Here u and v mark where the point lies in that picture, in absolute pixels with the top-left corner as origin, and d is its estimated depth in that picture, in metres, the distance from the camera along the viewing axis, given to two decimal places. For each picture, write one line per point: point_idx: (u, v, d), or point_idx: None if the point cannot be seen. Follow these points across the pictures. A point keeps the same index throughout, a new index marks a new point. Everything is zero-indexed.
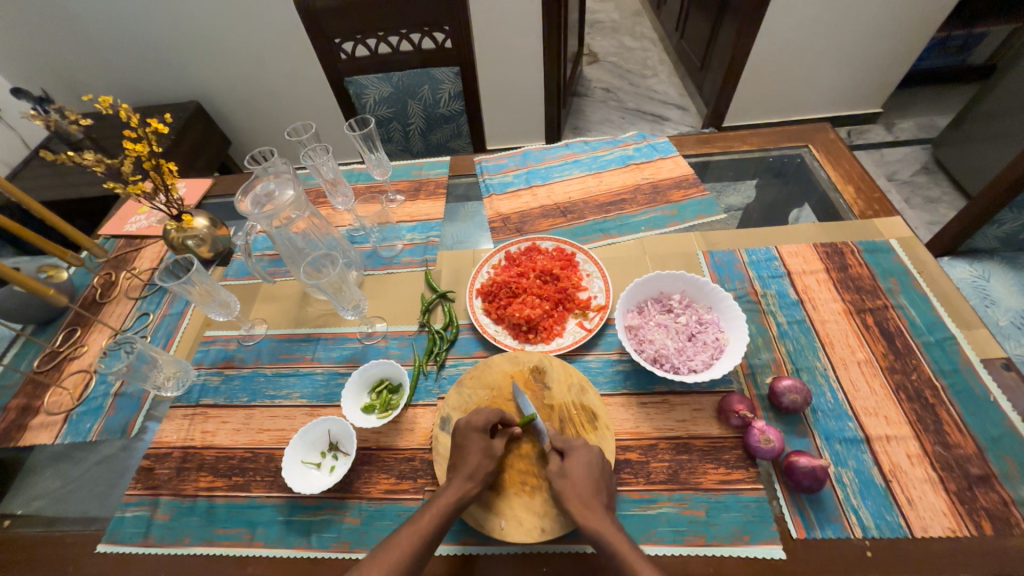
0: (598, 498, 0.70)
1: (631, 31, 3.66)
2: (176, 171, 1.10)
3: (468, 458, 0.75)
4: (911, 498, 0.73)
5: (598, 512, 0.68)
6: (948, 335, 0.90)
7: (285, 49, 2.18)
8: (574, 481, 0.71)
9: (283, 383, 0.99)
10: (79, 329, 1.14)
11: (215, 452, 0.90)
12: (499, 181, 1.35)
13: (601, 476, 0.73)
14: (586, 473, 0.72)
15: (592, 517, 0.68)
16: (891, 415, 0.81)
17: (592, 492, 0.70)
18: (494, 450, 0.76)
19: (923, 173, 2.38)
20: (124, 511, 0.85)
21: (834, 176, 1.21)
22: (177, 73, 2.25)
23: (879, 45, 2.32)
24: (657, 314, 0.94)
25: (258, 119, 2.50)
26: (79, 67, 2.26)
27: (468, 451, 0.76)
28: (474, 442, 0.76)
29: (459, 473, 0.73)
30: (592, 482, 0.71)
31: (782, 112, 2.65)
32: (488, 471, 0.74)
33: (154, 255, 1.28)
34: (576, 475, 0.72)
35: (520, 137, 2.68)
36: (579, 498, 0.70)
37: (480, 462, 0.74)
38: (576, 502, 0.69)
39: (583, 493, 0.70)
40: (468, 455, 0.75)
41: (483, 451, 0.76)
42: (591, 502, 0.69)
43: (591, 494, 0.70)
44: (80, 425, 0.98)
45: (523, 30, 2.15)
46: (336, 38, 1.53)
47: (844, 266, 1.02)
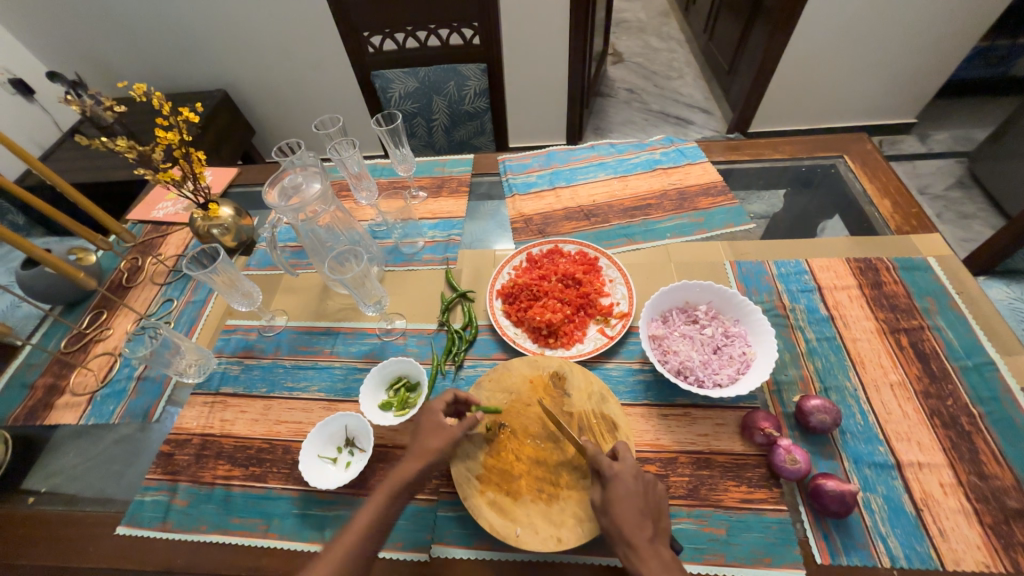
0: (652, 532, 0.66)
1: (658, 32, 3.60)
2: (204, 160, 1.11)
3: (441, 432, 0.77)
4: (943, 529, 0.70)
5: (655, 543, 0.65)
6: (987, 360, 0.86)
7: (312, 41, 2.18)
8: (632, 505, 0.67)
9: (302, 376, 0.99)
10: (104, 313, 1.16)
11: (233, 441, 0.91)
12: (522, 181, 1.33)
13: (653, 506, 0.69)
14: (640, 501, 0.68)
15: (646, 546, 0.64)
16: (924, 441, 0.79)
17: (643, 521, 0.67)
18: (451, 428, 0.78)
19: (957, 187, 2.30)
20: (143, 495, 0.86)
21: (870, 189, 1.17)
22: (206, 61, 2.28)
23: (917, 53, 2.24)
24: (682, 324, 0.92)
25: (282, 110, 2.52)
26: (112, 52, 2.30)
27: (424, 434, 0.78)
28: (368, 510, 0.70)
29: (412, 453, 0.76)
30: (644, 510, 0.68)
31: (811, 119, 2.59)
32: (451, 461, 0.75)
33: (179, 241, 1.30)
34: (631, 504, 0.68)
35: (540, 136, 2.66)
36: (632, 526, 0.66)
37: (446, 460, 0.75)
38: (631, 529, 0.65)
39: (634, 520, 0.66)
40: (422, 436, 0.77)
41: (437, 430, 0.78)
42: (648, 533, 0.66)
43: (646, 525, 0.66)
44: (103, 406, 0.99)
45: (550, 28, 2.12)
46: (364, 31, 1.53)
47: (878, 283, 0.99)
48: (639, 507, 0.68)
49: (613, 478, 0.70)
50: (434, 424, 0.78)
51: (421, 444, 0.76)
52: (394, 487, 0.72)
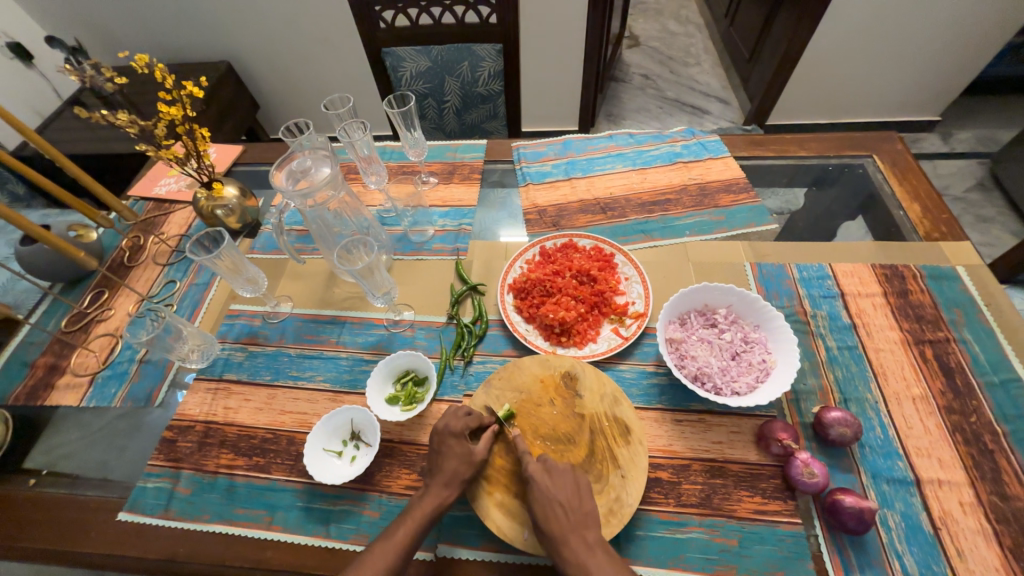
0: (576, 521, 0.67)
1: (676, 15, 3.48)
2: (209, 137, 1.06)
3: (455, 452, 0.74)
4: (960, 549, 0.69)
5: (579, 532, 0.66)
6: (1014, 377, 0.84)
7: (320, 13, 2.10)
8: (551, 503, 0.68)
9: (307, 365, 0.97)
10: (106, 292, 1.14)
11: (237, 430, 0.89)
12: (537, 170, 1.29)
13: (578, 499, 0.69)
14: (562, 492, 0.69)
15: (572, 540, 0.65)
16: (944, 457, 0.77)
17: (565, 514, 0.67)
18: (475, 455, 0.75)
19: (977, 190, 2.24)
20: (146, 481, 0.85)
21: (899, 191, 1.13)
22: (210, 30, 2.19)
23: (948, 48, 2.15)
24: (700, 328, 0.89)
25: (288, 84, 2.44)
26: (113, 19, 2.22)
27: (446, 455, 0.74)
28: (392, 541, 0.68)
29: (437, 478, 0.73)
30: (566, 504, 0.68)
31: (832, 113, 2.51)
32: (464, 477, 0.72)
33: (182, 221, 1.26)
34: (551, 495, 0.69)
35: (552, 121, 2.59)
36: (555, 522, 0.67)
37: (457, 467, 0.73)
38: (553, 527, 0.66)
39: (556, 517, 0.67)
40: (446, 458, 0.74)
41: (461, 455, 0.74)
42: (569, 524, 0.66)
43: (567, 518, 0.67)
44: (105, 389, 0.97)
45: (568, 8, 2.03)
46: (376, 5, 1.46)
47: (904, 292, 0.96)
48: (559, 499, 0.69)
49: (531, 481, 0.71)
50: (461, 449, 0.75)
51: (446, 470, 0.73)
52: (422, 519, 0.70)
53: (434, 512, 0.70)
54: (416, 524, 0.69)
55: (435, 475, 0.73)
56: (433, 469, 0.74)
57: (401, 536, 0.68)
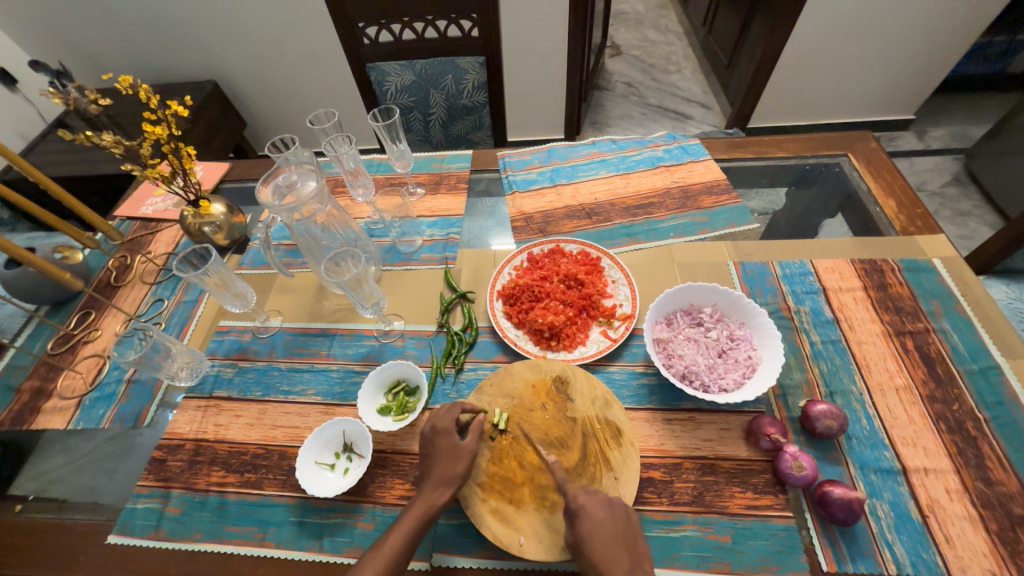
0: (630, 559, 0.65)
1: (656, 24, 3.56)
2: (194, 155, 1.08)
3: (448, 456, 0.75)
4: (948, 536, 0.70)
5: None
6: (992, 364, 0.86)
7: (305, 31, 2.13)
8: (603, 537, 0.66)
9: (298, 379, 0.97)
10: (93, 313, 1.13)
11: (228, 447, 0.88)
12: (522, 178, 1.30)
13: (627, 533, 0.67)
14: (613, 529, 0.67)
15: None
16: (930, 446, 0.78)
17: (619, 550, 0.65)
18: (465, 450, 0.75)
19: (954, 185, 2.30)
20: (135, 502, 0.84)
21: (875, 188, 1.16)
22: (195, 51, 2.21)
23: (918, 49, 2.23)
24: (686, 327, 0.91)
25: (275, 102, 2.46)
26: (97, 41, 2.23)
27: (438, 455, 0.75)
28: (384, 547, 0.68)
29: (430, 479, 0.74)
30: (618, 539, 0.66)
31: (810, 115, 2.57)
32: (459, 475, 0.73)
33: (169, 239, 1.26)
34: (603, 534, 0.66)
35: (538, 130, 2.62)
36: (610, 560, 0.64)
37: (450, 467, 0.74)
38: (608, 566, 0.63)
39: (610, 553, 0.64)
40: (438, 460, 0.75)
41: (451, 454, 0.75)
42: (624, 566, 0.64)
43: (622, 556, 0.65)
44: (92, 410, 0.96)
45: (549, 20, 2.08)
46: (359, 22, 1.48)
47: (883, 285, 0.98)
48: (611, 536, 0.66)
49: (581, 511, 0.68)
50: (450, 447, 0.75)
51: (439, 470, 0.74)
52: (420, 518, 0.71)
53: (425, 515, 0.71)
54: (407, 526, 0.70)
55: (427, 477, 0.74)
56: (425, 470, 0.75)
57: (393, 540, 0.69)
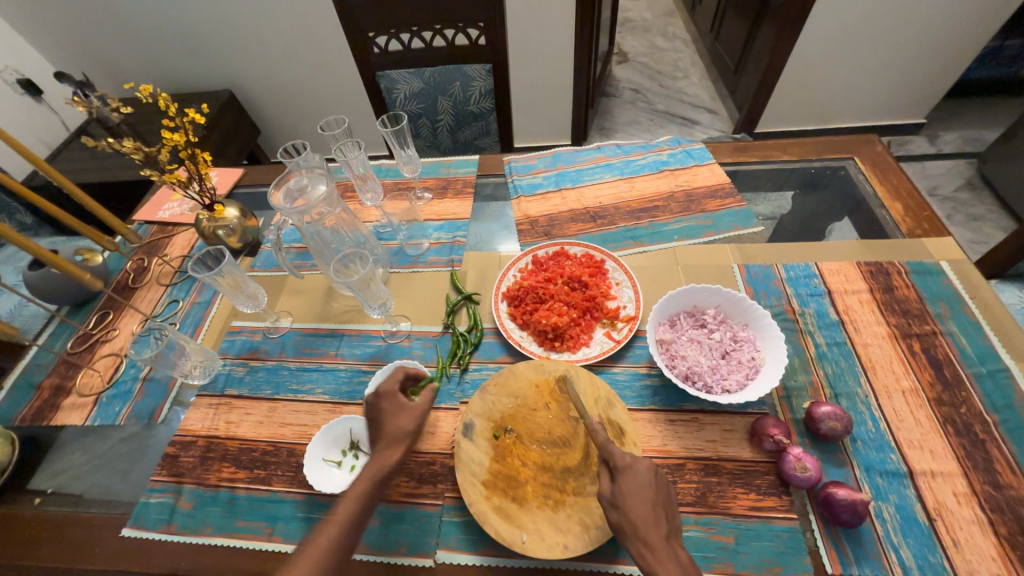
0: (668, 528, 0.64)
1: (663, 31, 3.58)
2: (210, 161, 1.11)
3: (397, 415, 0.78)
4: (956, 540, 0.69)
5: (670, 542, 0.63)
6: (1001, 367, 0.85)
7: (318, 41, 2.19)
8: (644, 499, 0.65)
9: (307, 378, 0.99)
10: (111, 313, 1.16)
11: (238, 444, 0.91)
12: (528, 183, 1.32)
13: (666, 502, 0.67)
14: (653, 493, 0.66)
15: (663, 545, 0.62)
16: (937, 449, 0.77)
17: (657, 517, 0.65)
18: (413, 409, 0.79)
19: (966, 189, 2.27)
20: (149, 496, 0.86)
21: (881, 190, 1.16)
22: (212, 61, 2.28)
23: (927, 53, 2.22)
24: (689, 329, 0.91)
25: (288, 110, 2.52)
26: (120, 53, 2.31)
27: (388, 415, 0.78)
28: (339, 510, 0.68)
29: (382, 439, 0.76)
30: (657, 504, 0.66)
31: (818, 120, 2.56)
32: (410, 430, 0.77)
33: (185, 242, 1.30)
34: (644, 497, 0.65)
35: (546, 136, 2.65)
36: (647, 522, 0.64)
37: (402, 424, 0.77)
38: (646, 526, 0.63)
39: (648, 514, 0.64)
40: (388, 419, 0.78)
41: (401, 412, 0.78)
42: (662, 531, 0.63)
43: (661, 522, 0.64)
44: (110, 407, 1.00)
45: (556, 28, 2.11)
46: (370, 32, 1.52)
47: (889, 287, 0.98)
48: (652, 499, 0.66)
49: (627, 469, 0.68)
50: (396, 407, 0.79)
51: (391, 431, 0.77)
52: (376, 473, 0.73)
53: (380, 474, 0.73)
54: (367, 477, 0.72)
55: (379, 439, 0.76)
56: (377, 434, 0.77)
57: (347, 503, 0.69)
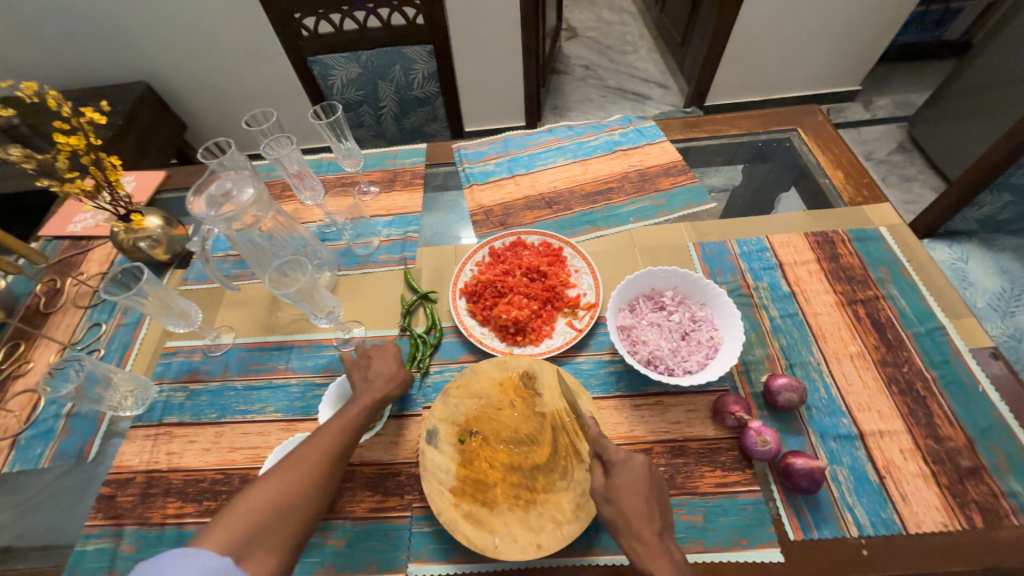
0: (660, 523, 0.64)
1: (610, 4, 3.53)
2: (120, 166, 1.00)
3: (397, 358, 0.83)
4: (904, 494, 0.73)
5: (663, 537, 0.63)
6: (937, 325, 0.89)
7: (242, 24, 2.00)
8: (638, 494, 0.65)
9: (255, 397, 0.92)
10: (22, 344, 1.03)
11: (183, 476, 0.83)
12: (479, 170, 1.27)
13: (659, 494, 0.66)
14: (647, 485, 0.66)
15: (656, 540, 0.62)
16: (883, 409, 0.81)
17: (650, 512, 0.64)
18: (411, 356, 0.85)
19: (900, 151, 2.40)
20: (84, 544, 0.78)
21: (824, 160, 1.19)
22: (121, 49, 2.05)
23: (860, 20, 2.29)
24: (649, 312, 0.91)
25: (217, 101, 2.32)
26: (7, 43, 2.03)
27: (387, 356, 0.83)
28: (344, 415, 0.74)
29: (379, 375, 0.80)
30: (651, 498, 0.65)
31: (763, 90, 2.62)
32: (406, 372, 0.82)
33: (103, 258, 1.17)
34: (636, 490, 0.65)
35: (498, 118, 2.57)
36: (639, 518, 0.63)
37: (399, 365, 0.82)
38: (640, 522, 0.63)
39: (641, 509, 0.63)
40: (388, 357, 0.83)
41: (400, 355, 0.84)
42: (654, 527, 0.63)
43: (654, 516, 0.64)
44: (30, 450, 0.89)
45: (500, 3, 2.02)
46: (295, 13, 1.39)
47: (835, 256, 1.01)
48: (645, 492, 0.65)
49: (621, 464, 0.67)
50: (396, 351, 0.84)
51: (391, 364, 0.82)
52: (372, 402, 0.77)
53: (378, 397, 0.77)
54: (362, 405, 0.75)
55: (376, 372, 0.81)
56: (370, 369, 0.82)
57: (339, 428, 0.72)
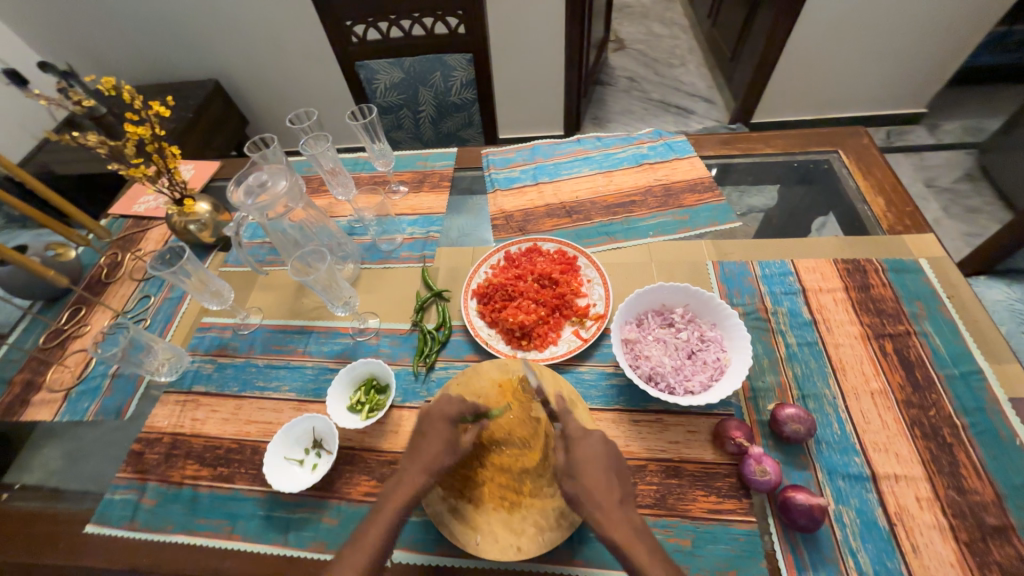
0: (621, 493, 0.67)
1: (661, 18, 3.50)
2: (179, 155, 1.09)
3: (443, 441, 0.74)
4: (915, 545, 0.68)
5: (622, 506, 0.66)
6: (975, 369, 0.83)
7: (302, 29, 2.14)
8: (596, 466, 0.69)
9: (273, 375, 0.98)
10: (83, 309, 1.16)
11: (203, 441, 0.91)
12: (504, 176, 1.30)
13: (618, 468, 0.70)
14: (605, 462, 0.70)
15: (616, 509, 0.65)
16: (902, 453, 0.76)
17: (610, 483, 0.68)
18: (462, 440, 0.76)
19: (966, 180, 2.22)
20: (113, 493, 0.86)
21: (864, 185, 1.13)
22: (196, 49, 2.25)
23: (929, 39, 2.15)
24: (656, 328, 0.89)
25: (275, 100, 2.49)
26: (103, 42, 2.28)
27: (435, 438, 0.75)
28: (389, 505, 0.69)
29: (421, 459, 0.73)
30: (610, 471, 0.69)
31: (815, 109, 2.50)
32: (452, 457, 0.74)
33: (159, 237, 1.29)
34: (593, 459, 0.70)
35: (537, 126, 2.60)
36: (599, 488, 0.67)
37: (447, 448, 0.74)
38: (599, 492, 0.66)
39: (601, 482, 0.67)
40: (436, 440, 0.74)
41: (450, 439, 0.75)
42: (615, 497, 0.66)
43: (612, 487, 0.67)
44: (78, 403, 1.00)
45: (545, 14, 2.06)
46: (347, 20, 1.48)
47: (866, 286, 0.95)
48: (602, 464, 0.69)
49: (580, 439, 0.72)
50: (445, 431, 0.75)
51: (426, 455, 0.73)
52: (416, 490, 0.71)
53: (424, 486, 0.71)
54: (391, 514, 0.68)
55: (422, 455, 0.74)
56: (418, 451, 0.74)
57: (361, 556, 0.65)
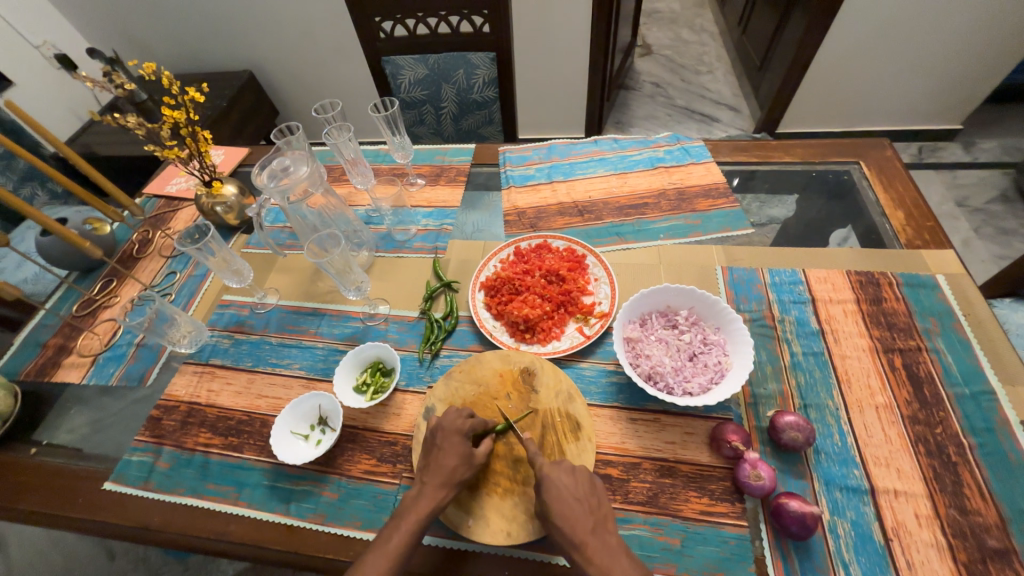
0: (594, 521, 0.66)
1: (691, 24, 3.47)
2: (210, 140, 1.14)
3: (456, 456, 0.73)
4: (911, 562, 0.67)
5: (598, 533, 0.65)
6: (987, 389, 0.81)
7: (334, 24, 2.21)
8: (568, 501, 0.67)
9: (286, 353, 1.02)
10: (114, 281, 1.23)
11: (216, 411, 0.95)
12: (520, 173, 1.32)
13: (593, 498, 0.69)
14: (576, 495, 0.68)
15: (591, 540, 0.64)
16: (904, 468, 0.75)
17: (583, 513, 0.66)
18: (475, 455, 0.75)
19: (1000, 201, 2.14)
20: (131, 454, 0.91)
21: (884, 198, 1.11)
22: (233, 41, 2.34)
23: (968, 54, 2.08)
24: (659, 328, 0.90)
25: (305, 92, 2.57)
26: (147, 31, 2.39)
27: (449, 453, 0.74)
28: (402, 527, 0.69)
29: (435, 478, 0.72)
30: (583, 503, 0.68)
31: (844, 121, 2.45)
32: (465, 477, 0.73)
33: (187, 217, 1.35)
34: (565, 490, 0.68)
35: (558, 128, 2.62)
36: (574, 522, 0.66)
37: (460, 467, 0.73)
38: (573, 525, 0.65)
39: (575, 514, 0.66)
40: (448, 456, 0.74)
41: (462, 456, 0.74)
42: (588, 524, 0.65)
43: (586, 518, 0.66)
44: (104, 368, 1.06)
45: (572, 17, 2.07)
46: (376, 16, 1.53)
47: (878, 299, 0.94)
48: (573, 495, 0.68)
49: (547, 477, 0.70)
50: (458, 447, 0.74)
51: (438, 471, 0.72)
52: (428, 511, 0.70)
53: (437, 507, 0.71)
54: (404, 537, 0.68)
55: (435, 473, 0.73)
56: (430, 465, 0.74)
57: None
